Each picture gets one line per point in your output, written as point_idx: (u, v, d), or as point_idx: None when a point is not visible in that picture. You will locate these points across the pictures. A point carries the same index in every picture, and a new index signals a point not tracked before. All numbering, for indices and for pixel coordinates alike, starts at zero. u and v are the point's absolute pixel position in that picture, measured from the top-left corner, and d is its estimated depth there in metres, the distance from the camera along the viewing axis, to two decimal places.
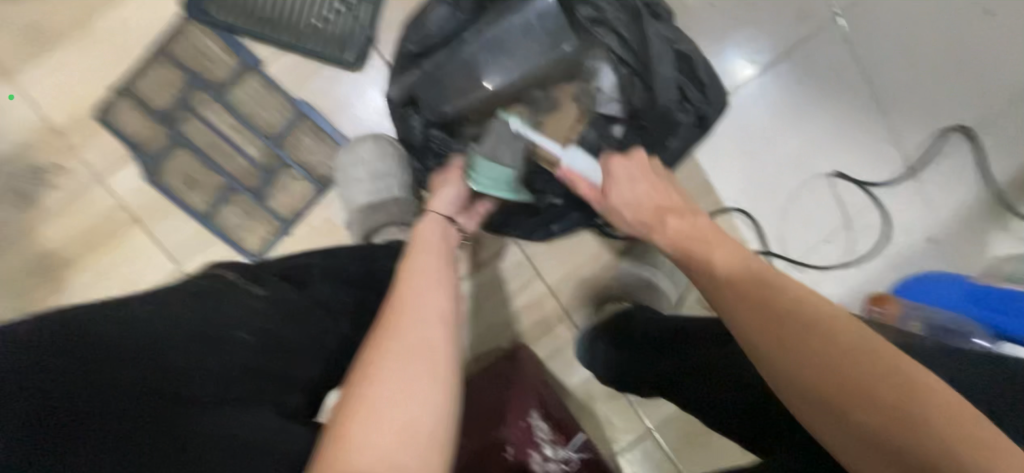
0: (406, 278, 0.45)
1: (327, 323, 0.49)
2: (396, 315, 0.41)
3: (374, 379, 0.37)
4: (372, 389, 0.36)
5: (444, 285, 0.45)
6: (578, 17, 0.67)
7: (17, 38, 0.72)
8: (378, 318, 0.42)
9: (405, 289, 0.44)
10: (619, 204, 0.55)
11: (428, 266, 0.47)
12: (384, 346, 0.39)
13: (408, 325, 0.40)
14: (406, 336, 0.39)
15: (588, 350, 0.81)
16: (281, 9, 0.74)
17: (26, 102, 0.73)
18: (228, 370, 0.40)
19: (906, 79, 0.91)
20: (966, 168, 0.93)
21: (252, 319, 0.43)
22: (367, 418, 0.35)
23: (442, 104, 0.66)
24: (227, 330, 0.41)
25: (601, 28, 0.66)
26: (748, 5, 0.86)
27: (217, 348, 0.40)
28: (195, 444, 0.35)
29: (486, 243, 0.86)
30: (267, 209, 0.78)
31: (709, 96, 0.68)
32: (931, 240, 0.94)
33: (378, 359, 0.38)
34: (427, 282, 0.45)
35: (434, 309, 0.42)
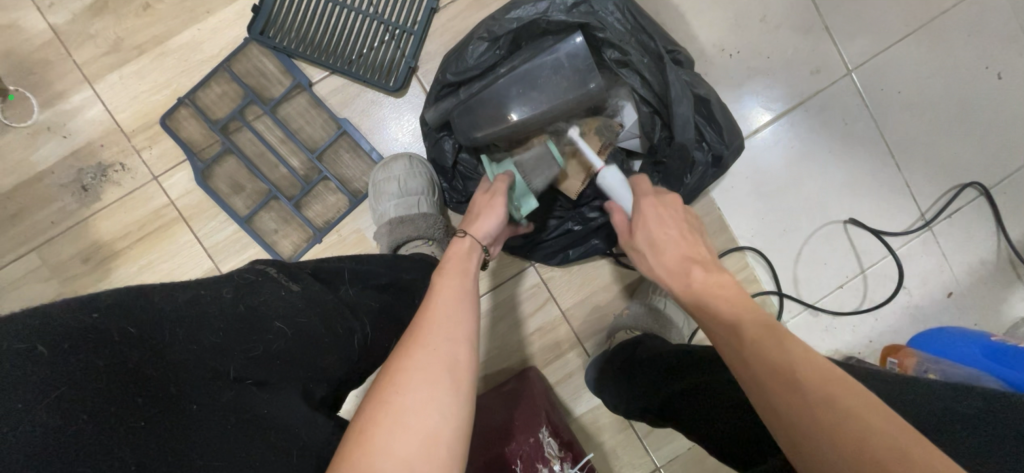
0: (435, 296, 0.48)
1: (353, 321, 0.52)
2: (426, 329, 0.44)
3: (402, 387, 0.39)
4: (400, 396, 0.39)
5: (469, 306, 0.48)
6: (604, 59, 0.72)
7: (101, 50, 0.81)
8: (407, 331, 0.45)
9: (434, 305, 0.47)
10: (645, 248, 0.57)
11: (456, 286, 0.50)
12: (414, 357, 0.42)
13: (437, 341, 0.43)
14: (433, 350, 0.42)
15: (597, 375, 0.82)
16: (335, 38, 0.82)
17: (101, 106, 0.81)
18: (262, 355, 0.42)
19: (920, 134, 0.94)
20: (982, 224, 0.94)
21: (286, 310, 0.46)
22: (393, 422, 0.37)
23: (473, 130, 0.71)
24: (266, 317, 0.44)
25: (626, 69, 0.71)
26: (765, 57, 0.91)
27: (254, 333, 0.42)
28: (223, 417, 0.37)
29: (505, 264, 0.89)
30: (302, 217, 0.83)
31: (726, 139, 0.72)
32: (947, 293, 0.95)
33: (408, 368, 0.41)
34: (455, 300, 0.48)
35: (460, 327, 0.45)
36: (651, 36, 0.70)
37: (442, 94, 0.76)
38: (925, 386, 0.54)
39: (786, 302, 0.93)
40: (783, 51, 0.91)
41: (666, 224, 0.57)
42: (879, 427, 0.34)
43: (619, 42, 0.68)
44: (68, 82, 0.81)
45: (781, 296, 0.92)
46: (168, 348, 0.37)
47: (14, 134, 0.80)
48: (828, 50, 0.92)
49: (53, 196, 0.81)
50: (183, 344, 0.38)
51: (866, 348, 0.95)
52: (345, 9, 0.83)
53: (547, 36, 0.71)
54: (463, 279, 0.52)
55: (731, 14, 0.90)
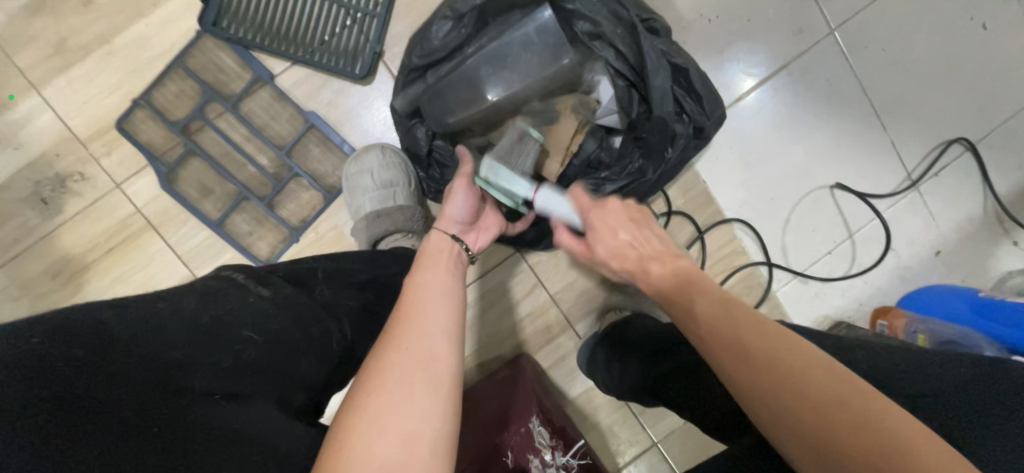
0: (415, 291, 0.47)
1: (328, 328, 0.50)
2: (402, 328, 0.42)
3: (382, 388, 0.38)
4: (380, 397, 0.37)
5: (448, 297, 0.47)
6: (576, 31, 0.68)
7: (45, 53, 0.76)
8: (387, 327, 0.44)
9: (414, 300, 0.46)
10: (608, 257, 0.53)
11: (437, 281, 0.48)
12: (388, 357, 0.40)
13: (419, 339, 0.42)
14: (409, 348, 0.41)
15: (588, 358, 0.81)
16: (294, 26, 0.78)
17: (52, 114, 0.77)
18: (231, 365, 0.40)
19: (905, 91, 0.92)
20: (968, 180, 0.94)
21: (255, 318, 0.44)
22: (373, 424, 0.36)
23: (446, 114, 0.68)
24: (232, 325, 0.42)
25: (599, 42, 0.68)
26: (745, 20, 0.87)
27: (218, 345, 0.40)
28: (191, 435, 0.35)
29: (489, 251, 0.87)
30: (276, 217, 0.80)
31: (707, 110, 0.69)
32: (935, 251, 0.95)
33: (388, 368, 0.39)
34: (434, 292, 0.47)
35: (439, 323, 0.44)
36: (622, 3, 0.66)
37: (409, 79, 0.72)
38: (916, 350, 0.54)
39: (774, 271, 0.92)
40: (764, 13, 0.87)
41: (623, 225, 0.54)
42: (817, 381, 0.36)
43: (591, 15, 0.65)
44: (14, 90, 0.76)
45: (770, 266, 0.91)
46: (125, 367, 0.35)
47: None
48: (810, 10, 0.88)
49: (12, 212, 0.77)
50: (140, 361, 0.36)
51: (856, 311, 0.95)
52: None
53: (514, 11, 0.68)
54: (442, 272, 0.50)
55: None
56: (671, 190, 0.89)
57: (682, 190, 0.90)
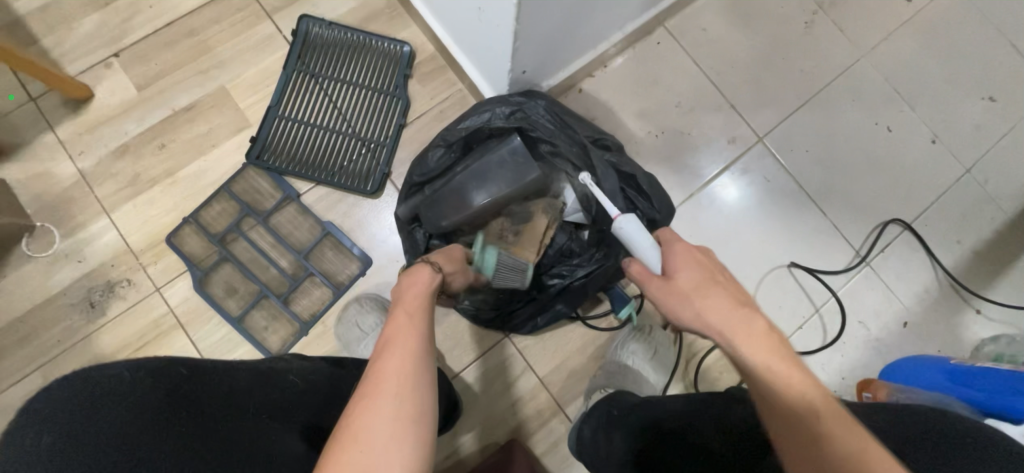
0: (392, 351, 0.45)
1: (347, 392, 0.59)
2: (383, 379, 0.42)
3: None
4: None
5: (427, 365, 0.45)
6: (541, 151, 0.85)
7: (119, 185, 0.94)
8: (363, 393, 0.42)
9: (393, 364, 0.43)
10: (689, 291, 0.51)
11: (414, 326, 0.48)
12: (371, 411, 0.40)
13: (394, 418, 0.40)
14: (392, 402, 0.41)
15: (576, 438, 0.83)
16: (319, 156, 0.97)
17: (115, 232, 0.92)
18: (276, 405, 0.50)
19: (835, 183, 1.07)
20: (914, 254, 1.04)
21: (297, 372, 0.56)
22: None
23: (441, 218, 0.82)
24: (282, 373, 0.54)
25: (559, 159, 0.84)
26: (686, 134, 1.06)
27: (269, 386, 0.51)
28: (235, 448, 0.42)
29: (480, 337, 0.95)
30: (290, 312, 0.91)
31: (656, 205, 0.84)
32: (902, 322, 1.01)
33: (361, 450, 0.38)
34: (416, 358, 0.45)
35: (418, 398, 0.42)
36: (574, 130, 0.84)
37: (410, 193, 0.88)
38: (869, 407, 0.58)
39: None
40: (701, 128, 1.07)
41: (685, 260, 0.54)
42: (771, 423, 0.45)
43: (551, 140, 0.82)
44: (88, 214, 0.93)
45: None
46: (207, 405, 0.43)
47: (35, 263, 0.90)
48: (739, 123, 1.08)
49: (63, 316, 0.88)
50: (219, 400, 0.44)
51: (841, 385, 0.98)
52: (327, 131, 0.98)
53: (492, 138, 0.85)
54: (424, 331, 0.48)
55: (653, 103, 1.07)
56: None
57: None
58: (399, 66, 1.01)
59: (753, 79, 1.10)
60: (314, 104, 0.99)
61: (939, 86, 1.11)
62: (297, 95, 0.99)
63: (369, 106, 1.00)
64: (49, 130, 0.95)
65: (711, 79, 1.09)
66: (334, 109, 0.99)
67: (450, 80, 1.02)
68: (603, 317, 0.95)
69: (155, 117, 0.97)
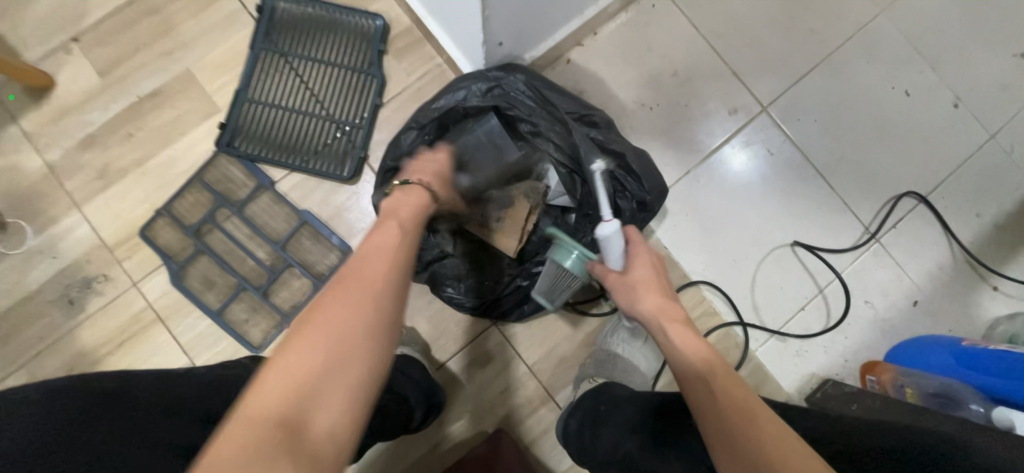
0: (370, 260, 0.47)
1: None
2: (338, 317, 0.41)
3: (305, 358, 0.38)
4: (297, 367, 0.38)
5: (389, 306, 0.45)
6: (521, 131, 0.79)
7: (89, 177, 0.91)
8: (321, 315, 0.41)
9: (355, 295, 0.43)
10: (638, 283, 0.62)
11: (379, 271, 0.46)
12: (322, 347, 0.39)
13: (357, 315, 0.42)
14: (344, 345, 0.40)
15: (562, 429, 0.80)
16: (293, 141, 0.92)
17: (88, 226, 0.90)
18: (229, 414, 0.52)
19: (845, 155, 0.99)
20: (928, 229, 0.97)
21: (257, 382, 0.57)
22: (282, 394, 0.36)
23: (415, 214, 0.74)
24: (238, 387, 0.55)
25: (540, 138, 0.79)
26: (683, 105, 0.99)
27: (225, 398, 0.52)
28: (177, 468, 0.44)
29: (466, 326, 0.92)
30: (270, 304, 0.89)
31: (646, 185, 0.79)
32: (912, 302, 0.95)
33: (316, 336, 0.39)
34: (381, 298, 0.44)
35: (373, 339, 0.42)
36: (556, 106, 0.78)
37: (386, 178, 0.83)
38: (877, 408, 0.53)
39: (750, 331, 0.94)
40: (699, 99, 0.99)
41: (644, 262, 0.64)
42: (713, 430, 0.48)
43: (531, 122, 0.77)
44: (59, 208, 0.90)
45: (744, 326, 0.93)
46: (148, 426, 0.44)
47: (10, 260, 0.88)
48: (742, 92, 1.00)
49: (42, 312, 0.87)
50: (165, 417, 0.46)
51: (844, 368, 0.94)
52: (300, 114, 0.93)
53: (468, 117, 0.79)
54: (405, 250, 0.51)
55: (647, 73, 0.99)
56: None
57: None
58: (373, 40, 0.94)
59: (757, 42, 1.01)
60: (285, 86, 0.93)
61: (964, 44, 1.01)
62: (266, 76, 0.94)
63: (343, 85, 0.94)
64: (13, 122, 0.91)
65: (710, 44, 1.00)
66: (306, 90, 0.94)
67: (428, 54, 0.95)
68: (596, 303, 0.92)
69: (119, 104, 0.93)
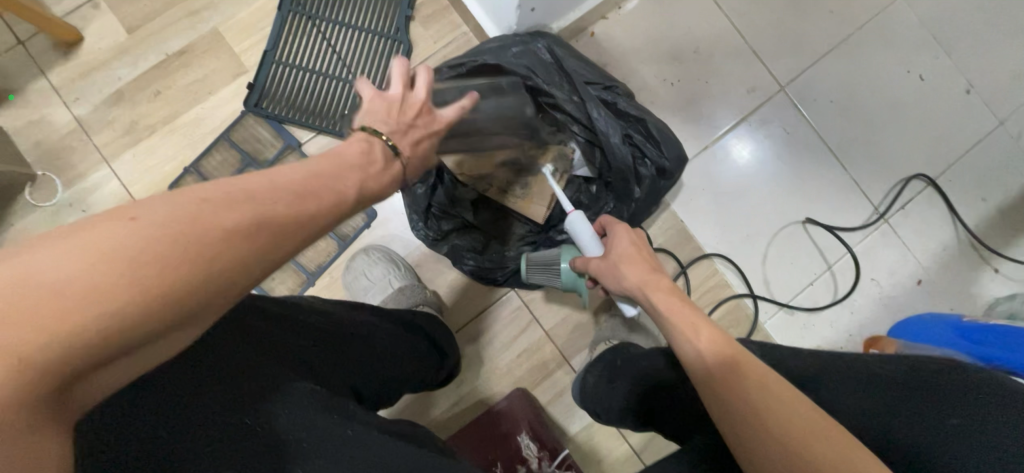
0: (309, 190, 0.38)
1: (367, 331, 0.59)
2: (165, 263, 0.29)
3: (163, 239, 0.29)
4: (106, 280, 0.28)
5: (235, 285, 0.33)
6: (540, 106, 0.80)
7: (118, 133, 0.92)
8: (166, 239, 0.30)
9: (203, 244, 0.31)
10: (620, 261, 0.60)
11: (253, 229, 0.33)
12: (123, 289, 0.28)
13: (264, 254, 0.34)
14: (149, 302, 0.29)
15: (579, 388, 0.83)
16: (319, 104, 0.93)
17: (117, 181, 0.91)
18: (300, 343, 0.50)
19: (858, 137, 1.02)
20: (935, 211, 1.00)
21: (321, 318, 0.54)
22: (112, 266, 0.28)
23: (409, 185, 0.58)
24: (302, 312, 0.53)
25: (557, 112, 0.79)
26: (703, 82, 1.00)
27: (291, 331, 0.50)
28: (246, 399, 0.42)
29: (485, 290, 0.94)
30: (296, 262, 0.91)
31: (665, 152, 0.80)
32: (916, 281, 0.99)
33: (136, 257, 0.29)
34: (233, 271, 0.32)
35: (180, 313, 0.31)
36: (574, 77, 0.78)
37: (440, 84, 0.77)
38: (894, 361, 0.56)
39: (759, 303, 0.97)
40: (720, 76, 1.01)
41: (625, 239, 0.62)
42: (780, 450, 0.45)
43: (551, 90, 0.76)
44: (88, 163, 0.91)
45: (754, 298, 0.96)
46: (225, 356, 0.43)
47: (39, 211, 0.89)
48: (761, 71, 1.01)
49: None
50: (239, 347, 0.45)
51: (848, 342, 0.97)
52: (326, 77, 0.94)
53: None
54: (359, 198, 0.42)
55: (668, 50, 1.00)
56: (650, 229, 0.97)
57: (662, 229, 0.97)
58: (400, 6, 0.95)
59: (778, 23, 1.02)
60: (312, 48, 0.94)
61: (980, 30, 1.03)
62: (293, 38, 0.94)
63: (369, 50, 0.95)
64: (41, 76, 0.92)
65: (732, 22, 1.01)
66: (333, 54, 0.95)
67: (454, 22, 0.96)
68: None
69: (148, 61, 0.93)
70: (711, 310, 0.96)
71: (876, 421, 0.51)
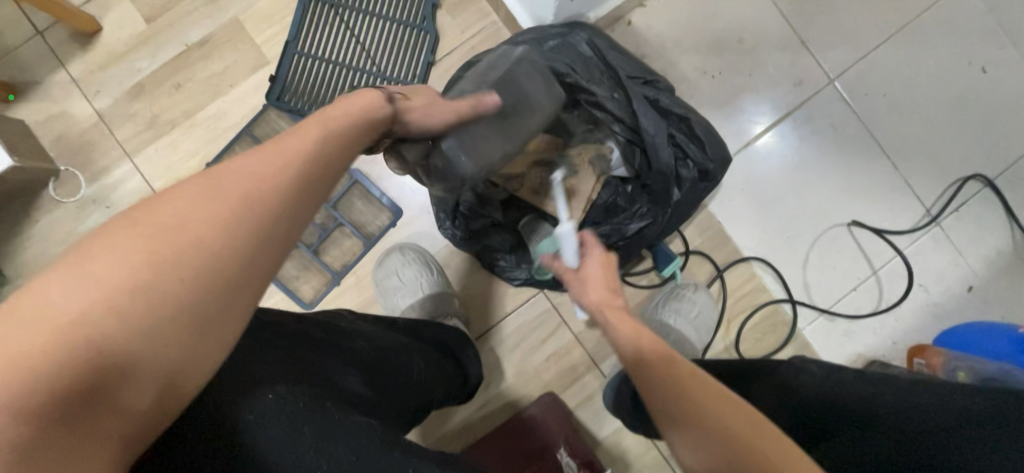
0: (270, 163, 0.36)
1: (409, 352, 0.56)
2: (191, 244, 0.33)
3: (186, 227, 0.33)
4: (93, 300, 0.30)
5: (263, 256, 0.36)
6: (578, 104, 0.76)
7: (140, 127, 0.90)
8: (185, 228, 0.33)
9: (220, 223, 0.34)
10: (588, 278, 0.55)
11: (265, 204, 0.35)
12: (157, 272, 0.32)
13: (281, 223, 0.36)
14: (185, 280, 0.33)
15: (613, 396, 0.81)
16: (343, 98, 0.90)
17: (140, 177, 0.89)
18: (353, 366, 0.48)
19: (911, 134, 0.95)
20: (991, 214, 0.94)
21: (367, 340, 0.53)
22: (149, 258, 0.32)
23: (457, 157, 0.52)
24: (350, 336, 0.51)
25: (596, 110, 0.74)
26: (746, 74, 0.94)
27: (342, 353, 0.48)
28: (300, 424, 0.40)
29: (513, 292, 0.92)
30: (321, 262, 0.89)
31: (709, 154, 0.76)
32: (967, 287, 0.94)
33: (162, 257, 0.32)
34: (256, 244, 0.35)
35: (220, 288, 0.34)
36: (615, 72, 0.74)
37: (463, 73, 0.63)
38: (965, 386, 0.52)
39: (798, 309, 0.93)
40: (763, 68, 0.95)
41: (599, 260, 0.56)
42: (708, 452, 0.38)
43: (590, 86, 0.71)
44: (111, 158, 0.89)
45: (793, 304, 0.92)
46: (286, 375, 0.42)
47: (64, 208, 0.88)
48: (808, 62, 0.95)
49: None
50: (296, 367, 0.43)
51: (891, 350, 0.93)
52: (350, 70, 0.90)
53: None
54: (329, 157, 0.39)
55: (710, 39, 0.94)
56: (686, 231, 0.92)
57: (698, 230, 0.93)
58: None
59: (829, 10, 0.95)
60: (335, 39, 0.90)
61: None
62: (316, 28, 0.90)
63: (395, 40, 0.91)
64: (61, 68, 0.89)
65: (779, 9, 0.95)
66: (356, 45, 0.91)
67: (483, 10, 0.91)
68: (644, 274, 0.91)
69: (167, 52, 0.91)
70: (748, 315, 0.93)
71: (885, 434, 0.48)
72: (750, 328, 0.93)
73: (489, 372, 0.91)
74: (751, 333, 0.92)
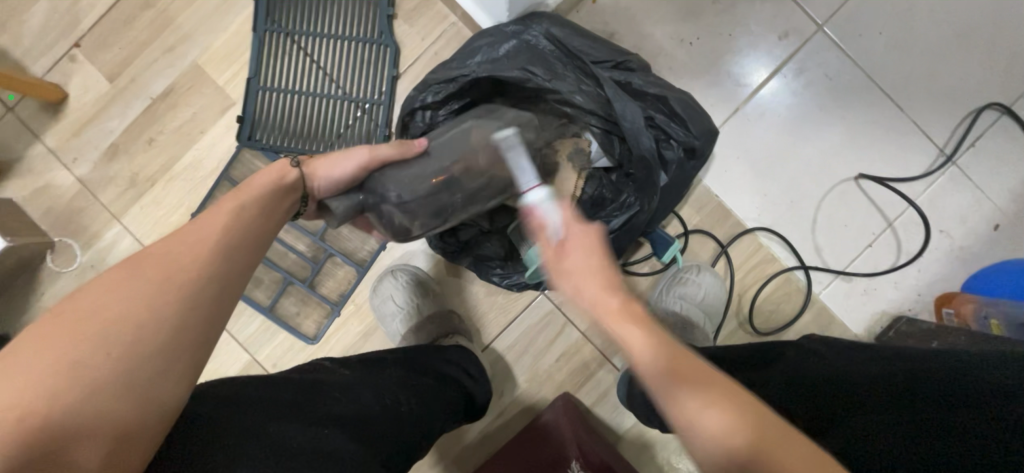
0: (208, 221, 0.44)
1: (396, 391, 0.58)
2: (145, 276, 0.38)
3: (141, 268, 0.39)
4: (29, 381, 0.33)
5: (215, 279, 0.41)
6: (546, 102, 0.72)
7: (122, 187, 0.90)
8: (142, 268, 0.39)
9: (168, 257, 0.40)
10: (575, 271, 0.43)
11: (209, 236, 0.42)
12: (116, 307, 0.37)
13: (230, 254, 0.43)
14: (142, 306, 0.37)
15: (627, 392, 0.79)
16: (313, 127, 0.88)
17: (131, 237, 0.90)
18: (332, 411, 0.49)
19: (913, 71, 0.88)
20: (1012, 144, 0.87)
21: (345, 384, 0.54)
22: (111, 297, 0.37)
23: (385, 189, 0.62)
24: (326, 387, 0.52)
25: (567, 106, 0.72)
26: (726, 35, 0.89)
27: (318, 400, 0.50)
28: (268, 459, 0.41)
29: (513, 298, 0.90)
30: (318, 295, 0.88)
31: (693, 130, 0.71)
32: (993, 226, 0.87)
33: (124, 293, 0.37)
34: (201, 267, 0.41)
35: (173, 306, 0.38)
36: (580, 59, 0.71)
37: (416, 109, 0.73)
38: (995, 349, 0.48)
39: (812, 274, 0.89)
40: (744, 25, 0.89)
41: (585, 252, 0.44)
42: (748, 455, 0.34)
43: (555, 84, 0.69)
44: (100, 222, 0.90)
45: (806, 270, 0.88)
46: (259, 422, 0.43)
47: (64, 277, 0.90)
48: (791, 11, 0.88)
49: None
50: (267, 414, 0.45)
51: (917, 303, 0.88)
52: (316, 97, 0.88)
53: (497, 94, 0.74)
54: (248, 225, 0.46)
55: (682, 4, 0.88)
56: (683, 211, 0.89)
57: (695, 208, 0.89)
58: (380, 6, 0.87)
59: None
60: (295, 68, 0.88)
61: None
62: (274, 60, 0.88)
63: (355, 60, 0.88)
64: (37, 140, 0.90)
65: None
66: (318, 71, 0.89)
67: (440, 13, 0.88)
68: (644, 262, 0.89)
69: (135, 108, 0.90)
70: (761, 287, 0.89)
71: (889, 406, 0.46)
72: (764, 301, 0.89)
73: (500, 380, 0.90)
74: (765, 306, 0.89)
